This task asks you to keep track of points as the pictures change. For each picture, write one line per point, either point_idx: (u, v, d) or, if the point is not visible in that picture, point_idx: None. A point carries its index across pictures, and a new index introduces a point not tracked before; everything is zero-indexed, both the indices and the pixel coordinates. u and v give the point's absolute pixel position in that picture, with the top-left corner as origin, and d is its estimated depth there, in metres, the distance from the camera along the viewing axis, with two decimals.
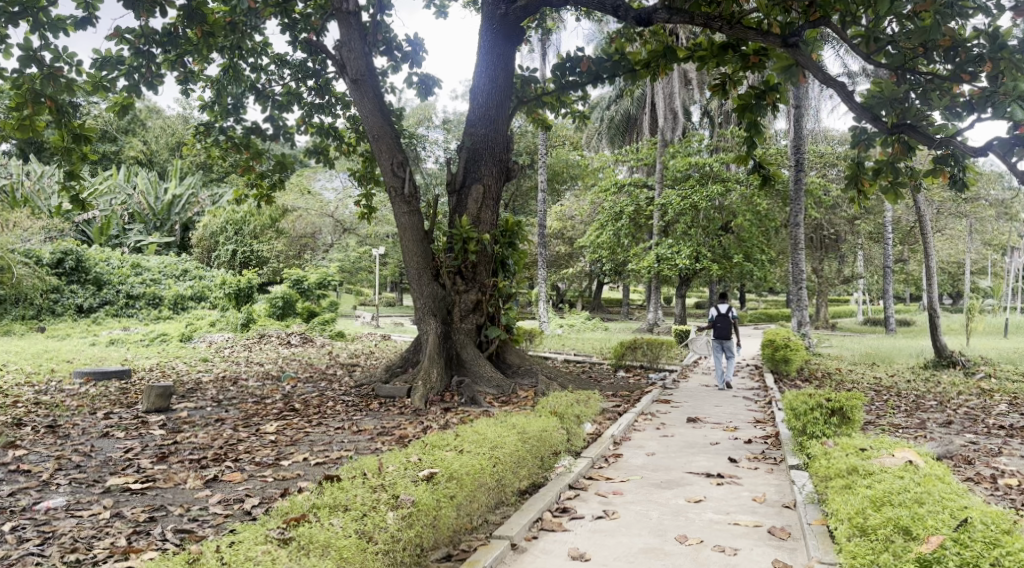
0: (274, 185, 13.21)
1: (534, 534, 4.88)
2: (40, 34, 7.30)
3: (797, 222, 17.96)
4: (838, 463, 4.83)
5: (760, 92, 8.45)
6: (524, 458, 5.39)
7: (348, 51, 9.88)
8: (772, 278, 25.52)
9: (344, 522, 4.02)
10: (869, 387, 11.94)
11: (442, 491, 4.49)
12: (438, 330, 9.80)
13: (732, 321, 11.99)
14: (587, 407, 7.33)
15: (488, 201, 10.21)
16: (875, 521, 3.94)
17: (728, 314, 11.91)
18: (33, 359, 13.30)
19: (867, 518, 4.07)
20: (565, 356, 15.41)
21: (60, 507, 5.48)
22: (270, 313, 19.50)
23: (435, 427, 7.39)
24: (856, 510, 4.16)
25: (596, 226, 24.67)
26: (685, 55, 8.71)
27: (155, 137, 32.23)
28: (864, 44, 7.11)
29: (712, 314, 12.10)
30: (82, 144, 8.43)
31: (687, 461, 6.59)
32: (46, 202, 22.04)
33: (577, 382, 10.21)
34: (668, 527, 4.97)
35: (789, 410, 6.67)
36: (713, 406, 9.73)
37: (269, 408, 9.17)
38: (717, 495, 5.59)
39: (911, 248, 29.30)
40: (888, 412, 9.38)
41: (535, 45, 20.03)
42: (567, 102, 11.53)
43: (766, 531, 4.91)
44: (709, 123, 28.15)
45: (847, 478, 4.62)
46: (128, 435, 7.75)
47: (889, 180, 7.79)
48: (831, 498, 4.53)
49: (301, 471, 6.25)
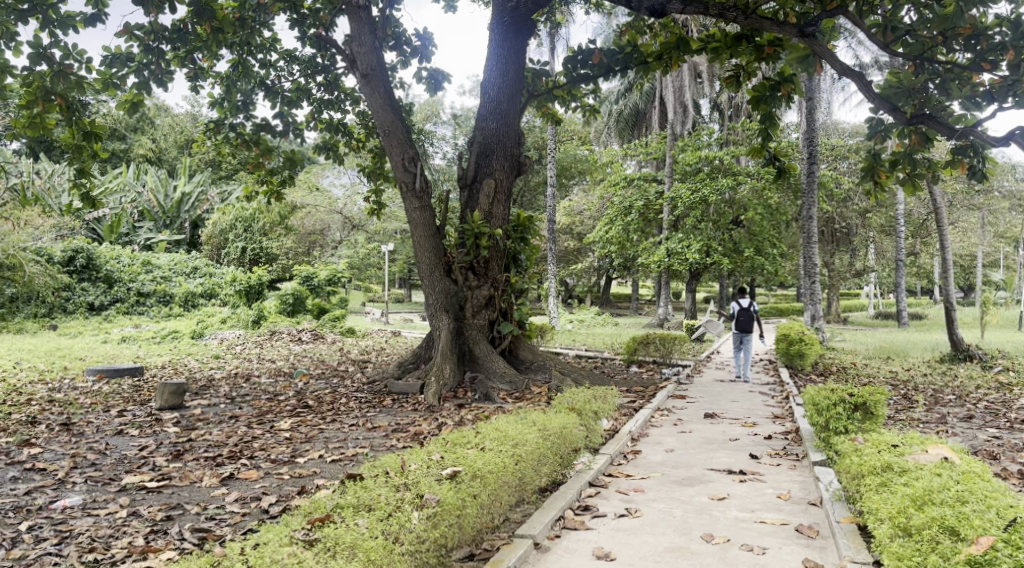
0: (284, 182, 13.16)
1: (557, 533, 4.80)
2: (50, 31, 7.26)
3: (810, 215, 17.79)
4: (871, 460, 4.73)
5: (775, 84, 8.31)
6: (545, 455, 5.32)
7: (359, 45, 9.79)
8: (784, 272, 25.36)
9: (369, 522, 3.95)
10: (886, 381, 11.80)
11: (465, 490, 4.43)
12: (450, 326, 9.73)
13: (754, 315, 12.00)
14: (604, 403, 7.25)
15: (499, 196, 10.11)
16: (919, 521, 3.87)
17: (750, 308, 11.91)
18: (46, 357, 13.34)
19: (909, 518, 3.99)
20: (576, 351, 15.36)
21: (77, 506, 5.44)
22: (280, 309, 19.53)
23: (450, 423, 7.33)
24: (897, 510, 4.07)
25: (606, 221, 24.47)
26: (699, 46, 8.56)
27: (164, 135, 32.28)
28: (883, 34, 6.93)
29: (734, 309, 12.06)
30: (92, 142, 8.37)
31: (707, 457, 6.49)
32: (57, 200, 22.22)
33: (591, 377, 10.11)
34: (693, 526, 4.88)
35: (811, 405, 6.56)
36: (730, 401, 9.62)
37: (282, 405, 9.12)
38: (741, 492, 5.50)
39: (924, 241, 29.06)
40: (908, 406, 9.27)
41: (543, 39, 19.88)
42: (578, 95, 11.41)
43: (794, 529, 4.82)
44: (719, 117, 27.94)
45: (882, 476, 4.53)
46: (142, 433, 7.71)
47: (907, 171, 7.65)
48: (865, 497, 4.44)
49: (317, 468, 6.19)
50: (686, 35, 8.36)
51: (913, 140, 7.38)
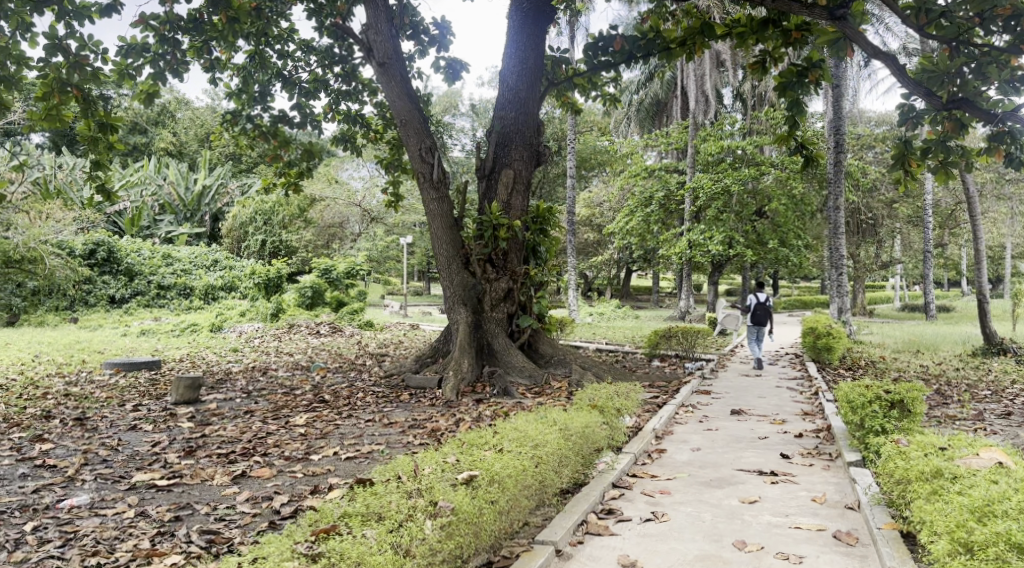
0: (302, 174, 12.97)
1: (579, 539, 4.58)
2: (65, 22, 7.10)
3: (836, 206, 17.34)
4: (919, 464, 4.44)
5: (802, 70, 7.92)
6: (566, 456, 5.09)
7: (375, 33, 9.52)
8: (809, 263, 24.84)
9: (378, 534, 3.74)
10: (917, 376, 11.46)
11: (482, 496, 4.21)
12: (468, 319, 9.52)
13: (768, 308, 11.84)
14: (628, 399, 7.00)
15: (518, 186, 9.86)
16: (983, 537, 3.60)
17: (766, 301, 11.75)
18: (64, 350, 13.29)
19: (970, 532, 3.71)
20: (597, 344, 15.12)
21: (84, 506, 5.28)
22: (299, 302, 19.41)
23: (468, 420, 7.13)
24: (956, 523, 3.79)
25: (626, 212, 24.12)
26: (723, 32, 8.23)
27: (184, 129, 32.27)
28: (915, 17, 6.41)
29: (750, 302, 11.87)
30: (109, 133, 8.12)
31: (736, 457, 6.22)
32: (78, 193, 22.28)
33: (612, 372, 9.85)
34: (723, 531, 4.63)
35: (844, 403, 6.29)
36: (757, 397, 9.32)
37: (299, 399, 8.96)
38: (773, 494, 5.24)
39: (953, 232, 28.44)
40: (942, 402, 8.95)
41: (563, 28, 19.54)
42: (598, 84, 11.11)
43: (830, 536, 4.57)
44: (742, 106, 27.54)
45: (932, 483, 4.25)
46: (156, 428, 7.58)
47: (939, 159, 7.29)
48: (914, 505, 4.18)
49: (332, 466, 6.00)
50: (710, 20, 8.04)
51: (947, 127, 6.95)
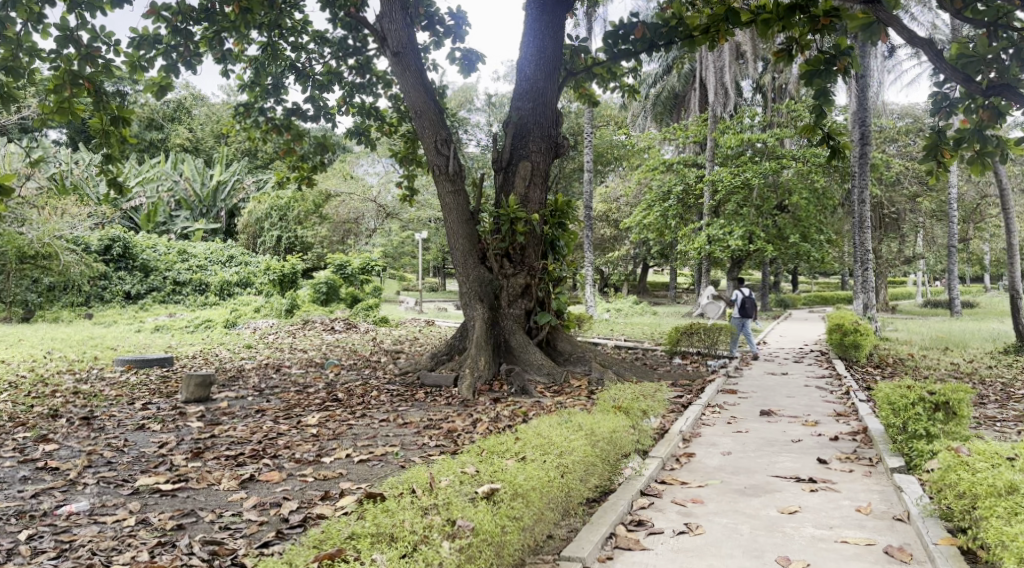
0: (316, 168, 12.61)
1: (608, 554, 4.26)
2: (77, 13, 6.85)
3: (863, 199, 16.73)
4: (990, 478, 4.08)
5: (831, 57, 7.33)
6: (593, 465, 4.79)
7: (389, 23, 9.20)
8: (830, 257, 24.30)
9: (389, 558, 3.45)
10: (949, 374, 11.06)
11: (505, 512, 3.92)
12: (484, 315, 9.20)
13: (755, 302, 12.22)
14: (654, 401, 6.64)
15: (536, 179, 9.51)
16: None
17: (752, 297, 12.08)
18: (78, 346, 13.11)
19: None
20: (614, 342, 14.62)
21: (83, 512, 5.02)
22: (314, 298, 19.10)
23: (487, 421, 6.84)
24: None
25: (643, 207, 23.58)
26: (749, 19, 7.58)
27: (201, 125, 32.02)
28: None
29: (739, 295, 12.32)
30: (121, 128, 7.70)
31: (770, 461, 5.88)
32: (95, 189, 22.11)
33: (634, 370, 9.52)
34: (763, 546, 4.30)
35: (884, 405, 5.94)
36: (785, 397, 8.96)
37: (312, 398, 8.69)
38: (814, 504, 4.90)
39: (977, 225, 27.85)
40: (981, 402, 8.55)
41: (580, 17, 19.12)
42: (618, 74, 10.77)
43: (880, 551, 4.24)
44: (763, 97, 27.18)
45: (1008, 500, 3.89)
46: (164, 428, 7.31)
47: (975, 150, 6.74)
48: (989, 522, 3.82)
49: (344, 470, 5.71)
50: (736, 5, 7.49)
51: (983, 115, 6.42)
